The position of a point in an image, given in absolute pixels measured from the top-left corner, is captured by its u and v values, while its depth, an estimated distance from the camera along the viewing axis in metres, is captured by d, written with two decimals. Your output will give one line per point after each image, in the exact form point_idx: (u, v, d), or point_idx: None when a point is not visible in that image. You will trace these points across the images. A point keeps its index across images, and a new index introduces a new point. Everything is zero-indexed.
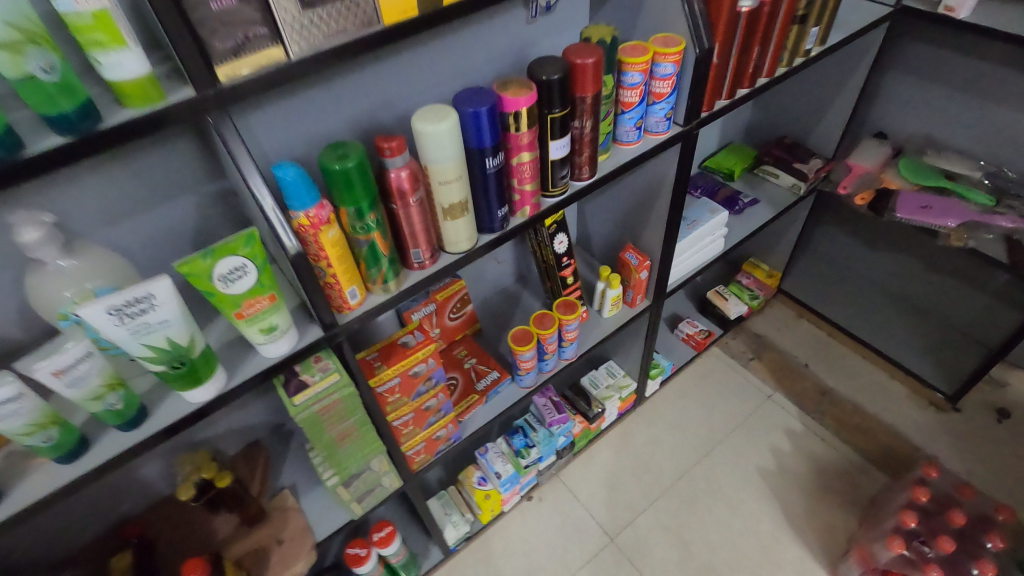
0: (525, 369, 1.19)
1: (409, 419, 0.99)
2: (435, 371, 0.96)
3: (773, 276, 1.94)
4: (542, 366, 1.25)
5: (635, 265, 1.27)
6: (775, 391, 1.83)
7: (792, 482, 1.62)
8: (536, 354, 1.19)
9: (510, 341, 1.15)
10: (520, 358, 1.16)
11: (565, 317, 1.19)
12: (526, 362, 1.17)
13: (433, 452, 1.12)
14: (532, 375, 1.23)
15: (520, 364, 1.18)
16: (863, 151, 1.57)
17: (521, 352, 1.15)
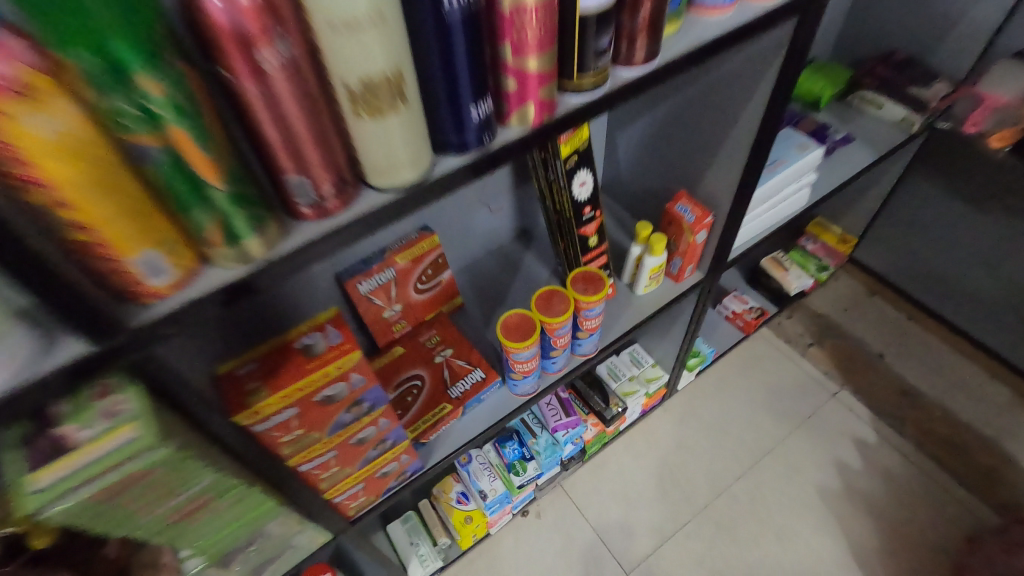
0: (521, 372, 0.81)
1: (329, 459, 0.62)
2: (366, 391, 0.57)
3: (845, 241, 1.53)
4: (546, 365, 0.87)
5: (690, 223, 0.86)
6: (840, 388, 1.44)
7: (862, 509, 1.26)
8: (538, 353, 0.80)
9: (500, 333, 0.76)
10: (514, 358, 0.78)
11: (584, 300, 0.78)
12: (524, 363, 0.79)
13: (378, 491, 0.75)
14: (532, 379, 0.85)
15: (515, 366, 0.80)
16: (1003, 71, 1.04)
17: (515, 352, 0.76)
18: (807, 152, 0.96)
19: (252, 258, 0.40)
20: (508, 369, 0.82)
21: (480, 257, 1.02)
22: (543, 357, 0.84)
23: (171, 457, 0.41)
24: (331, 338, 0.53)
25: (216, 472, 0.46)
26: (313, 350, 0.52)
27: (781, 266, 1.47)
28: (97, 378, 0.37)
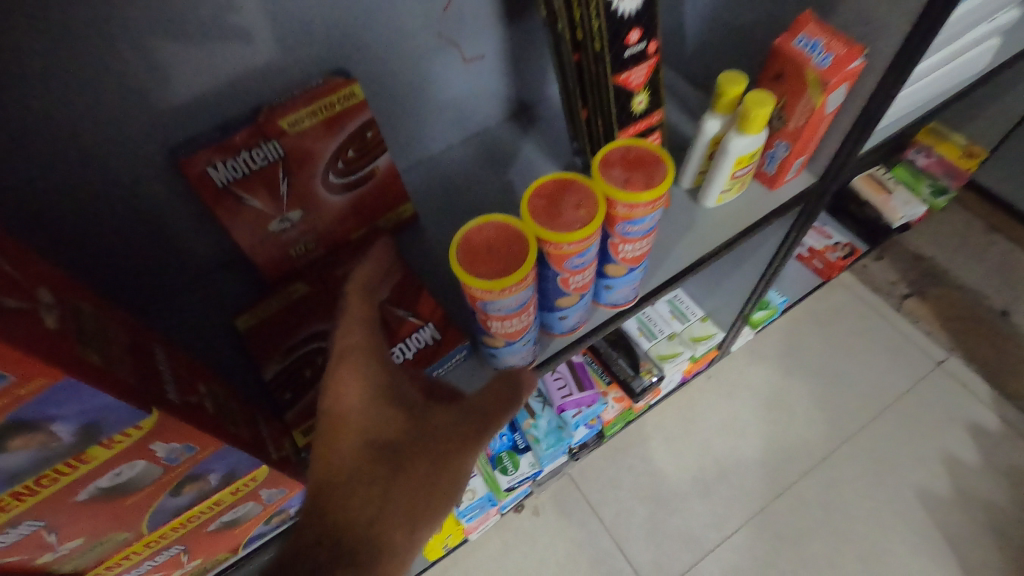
0: (502, 335, 0.45)
1: (24, 537, 0.27)
2: (10, 410, 0.21)
3: (972, 156, 1.10)
4: (546, 321, 0.50)
5: (824, 69, 0.47)
6: (948, 355, 1.07)
7: (979, 522, 0.92)
8: (532, 300, 0.43)
9: (455, 260, 0.38)
10: (485, 311, 0.41)
11: (618, 205, 0.41)
12: (507, 320, 0.42)
13: (229, 547, 0.42)
14: (519, 348, 0.48)
15: (488, 323, 0.43)
16: None
17: (488, 300, 0.39)
18: None
19: None
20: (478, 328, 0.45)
21: (449, 146, 0.64)
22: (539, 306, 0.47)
23: None
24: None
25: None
26: None
27: (882, 186, 1.08)
28: None
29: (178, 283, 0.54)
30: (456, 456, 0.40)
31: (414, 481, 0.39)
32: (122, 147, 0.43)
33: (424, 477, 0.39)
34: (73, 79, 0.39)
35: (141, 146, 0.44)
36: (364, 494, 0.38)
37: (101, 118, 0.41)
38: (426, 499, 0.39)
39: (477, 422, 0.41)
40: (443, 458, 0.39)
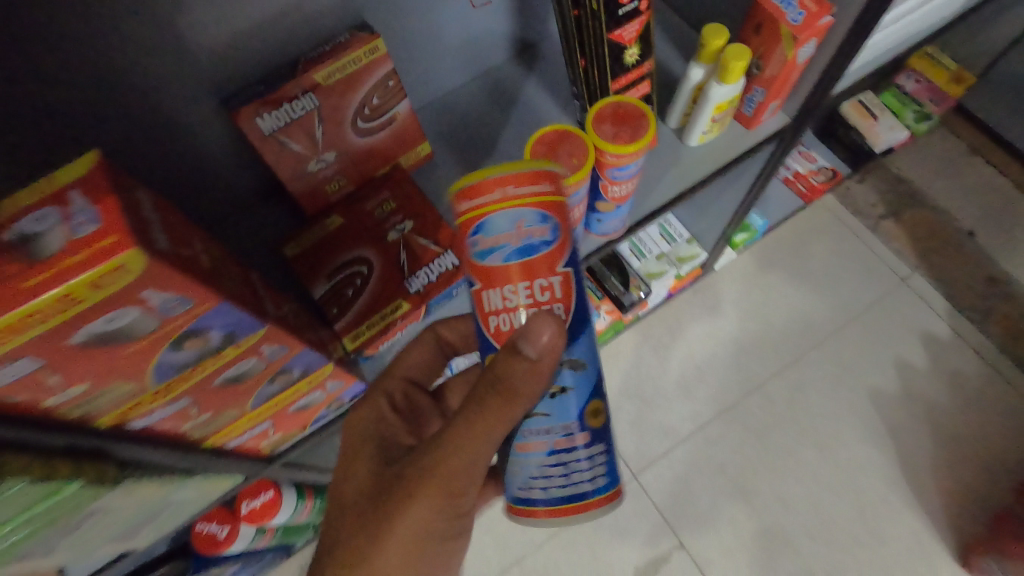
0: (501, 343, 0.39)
1: (180, 409, 0.38)
2: (192, 323, 0.30)
3: (960, 81, 1.13)
4: (585, 400, 0.41)
5: (794, 25, 0.53)
6: (914, 271, 1.17)
7: (920, 416, 1.06)
8: (540, 284, 0.38)
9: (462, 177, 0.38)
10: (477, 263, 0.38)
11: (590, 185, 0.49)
12: (494, 292, 0.39)
13: (302, 424, 0.54)
14: (575, 400, 0.40)
15: (476, 290, 0.39)
16: None
17: (469, 222, 0.38)
18: None
19: None
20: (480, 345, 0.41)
21: (457, 85, 0.70)
22: (595, 369, 0.42)
23: None
24: (77, 223, 0.25)
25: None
26: (40, 248, 0.25)
27: (868, 113, 1.13)
28: None
29: (226, 215, 0.63)
30: (460, 451, 0.38)
31: (420, 488, 0.38)
32: (179, 103, 0.51)
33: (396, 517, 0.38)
34: (144, 44, 0.45)
35: (196, 102, 0.52)
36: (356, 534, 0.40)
37: (164, 73, 0.48)
38: (441, 497, 0.38)
39: (484, 407, 0.37)
40: (445, 458, 0.38)
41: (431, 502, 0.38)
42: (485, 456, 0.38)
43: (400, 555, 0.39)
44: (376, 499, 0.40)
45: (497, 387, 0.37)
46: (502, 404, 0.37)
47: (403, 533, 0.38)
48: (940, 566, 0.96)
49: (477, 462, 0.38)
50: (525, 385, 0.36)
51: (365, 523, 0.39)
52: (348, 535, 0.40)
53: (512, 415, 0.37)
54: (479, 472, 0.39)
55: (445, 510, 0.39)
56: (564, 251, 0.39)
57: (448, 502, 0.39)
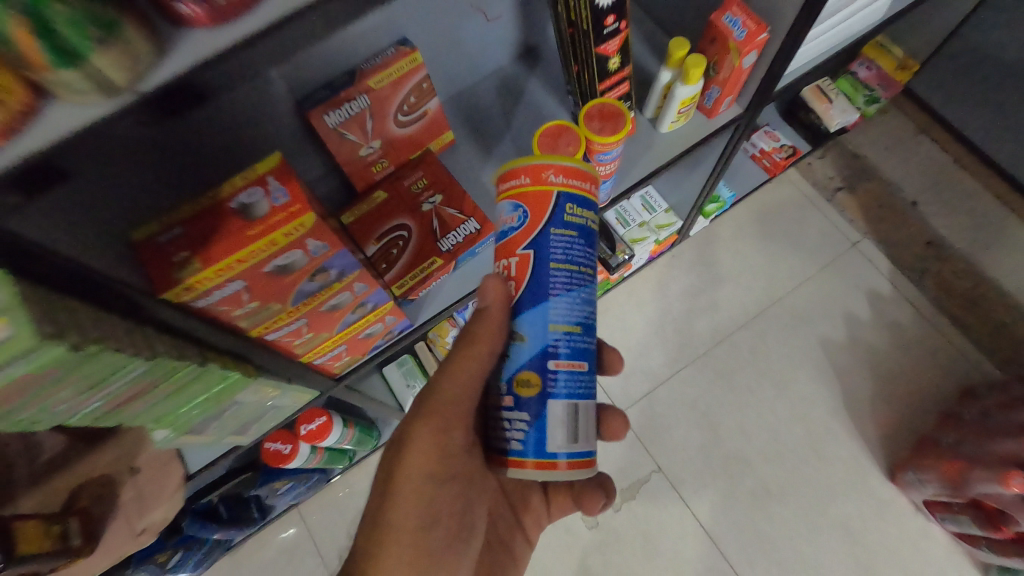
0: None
1: (298, 327, 0.54)
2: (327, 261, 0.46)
3: (905, 68, 1.28)
4: (519, 367, 0.48)
5: (739, 41, 0.68)
6: (864, 236, 1.34)
7: (863, 359, 1.24)
8: (506, 261, 0.49)
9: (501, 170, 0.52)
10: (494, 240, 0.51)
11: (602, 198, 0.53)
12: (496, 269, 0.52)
13: (364, 350, 0.71)
14: (512, 367, 0.48)
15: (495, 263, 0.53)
16: None
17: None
18: None
19: (117, 88, 0.26)
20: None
21: (473, 83, 0.85)
22: (540, 347, 0.47)
23: (62, 352, 0.31)
24: (275, 197, 0.41)
25: (115, 351, 0.35)
26: (253, 212, 0.41)
27: (825, 97, 1.27)
28: None
29: None
30: (444, 388, 0.54)
31: (422, 421, 0.55)
32: (266, 106, 0.66)
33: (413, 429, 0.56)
34: None
35: (277, 105, 0.67)
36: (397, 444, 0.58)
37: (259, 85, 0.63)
38: (436, 423, 0.55)
39: (469, 359, 0.51)
40: (434, 397, 0.55)
41: (430, 428, 0.55)
42: (463, 392, 0.53)
43: (415, 469, 0.55)
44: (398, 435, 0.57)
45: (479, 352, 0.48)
46: (472, 347, 0.50)
47: (414, 453, 0.55)
48: (873, 480, 1.16)
49: (460, 396, 0.53)
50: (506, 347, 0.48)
51: (392, 452, 0.56)
52: (385, 463, 0.57)
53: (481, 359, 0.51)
54: (463, 404, 0.54)
55: (441, 433, 0.55)
56: (525, 237, 0.47)
57: (441, 427, 0.55)
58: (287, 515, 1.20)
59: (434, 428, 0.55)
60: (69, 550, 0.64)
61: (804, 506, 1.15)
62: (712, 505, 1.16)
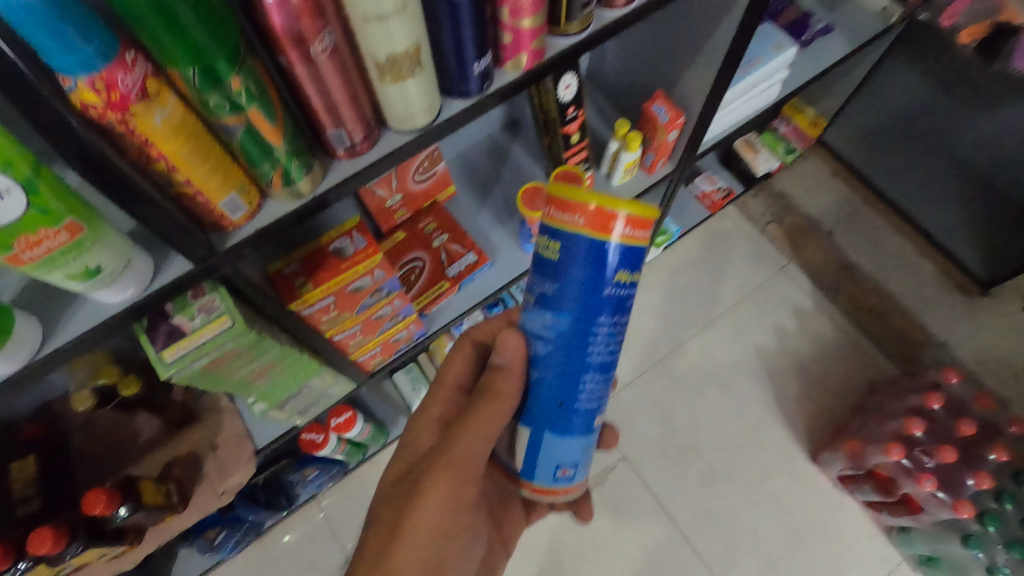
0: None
1: (356, 331, 0.76)
2: (385, 283, 0.71)
3: (815, 125, 1.61)
4: None
5: (664, 123, 0.95)
6: (789, 261, 1.62)
7: (789, 363, 1.50)
8: None
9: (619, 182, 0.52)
10: None
11: (587, 221, 0.47)
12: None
13: (391, 352, 0.93)
14: None
15: None
16: None
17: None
18: (781, 53, 1.03)
19: (303, 194, 0.50)
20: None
21: (468, 148, 1.11)
22: None
23: (253, 337, 0.55)
24: (358, 244, 0.67)
25: (272, 339, 0.59)
26: (344, 253, 0.66)
27: (752, 148, 1.56)
28: (197, 283, 0.50)
29: None
30: (465, 435, 0.58)
31: (442, 469, 0.58)
32: None
33: (422, 481, 0.58)
34: None
35: None
36: (397, 497, 0.59)
37: None
38: (456, 471, 0.58)
39: (481, 410, 0.58)
40: (457, 446, 0.58)
41: (450, 479, 0.58)
42: (484, 440, 0.58)
43: (430, 517, 0.57)
44: (411, 479, 0.60)
45: (489, 391, 0.58)
46: (493, 400, 0.57)
47: (432, 500, 0.57)
48: (799, 462, 1.40)
49: (476, 443, 0.58)
50: (503, 383, 0.57)
51: (403, 496, 0.59)
52: (393, 508, 0.59)
53: (501, 409, 0.58)
54: (480, 455, 0.59)
55: (457, 486, 0.58)
56: None
57: (460, 480, 0.58)
58: (309, 505, 1.39)
59: (451, 480, 0.58)
60: (167, 505, 0.84)
61: (742, 484, 1.39)
62: (669, 485, 1.39)
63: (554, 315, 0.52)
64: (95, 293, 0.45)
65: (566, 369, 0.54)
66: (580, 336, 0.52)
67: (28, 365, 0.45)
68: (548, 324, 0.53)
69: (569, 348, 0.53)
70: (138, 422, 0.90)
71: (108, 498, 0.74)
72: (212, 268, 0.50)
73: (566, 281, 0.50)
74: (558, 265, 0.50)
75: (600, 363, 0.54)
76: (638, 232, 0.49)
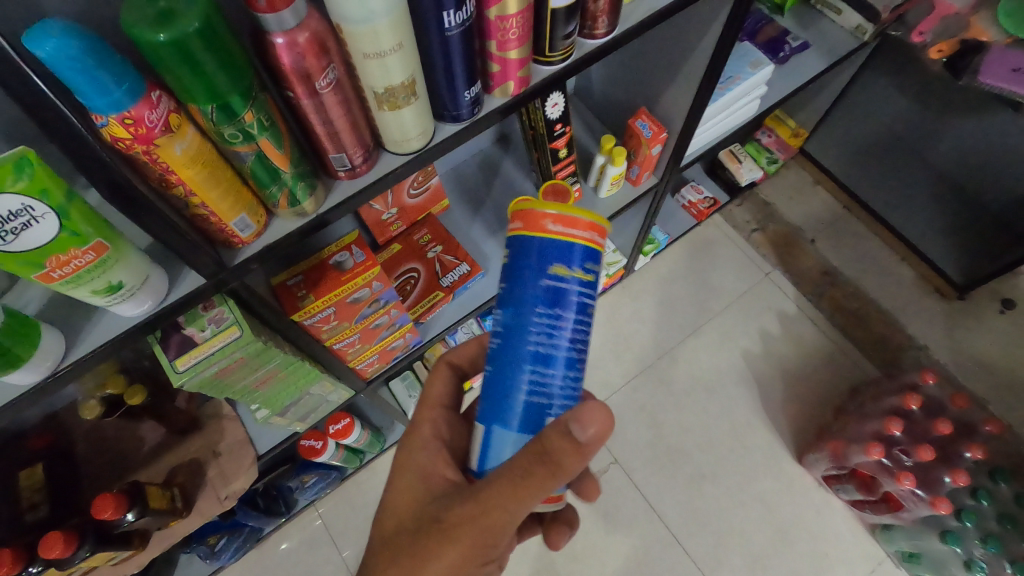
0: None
1: (355, 339, 0.80)
2: (382, 293, 0.75)
3: (797, 136, 1.64)
4: None
5: (648, 137, 0.99)
6: (774, 267, 1.67)
7: (775, 366, 1.55)
8: None
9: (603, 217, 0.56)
10: None
11: (525, 223, 0.54)
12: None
13: (389, 359, 0.97)
14: None
15: None
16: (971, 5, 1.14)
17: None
18: (758, 71, 1.08)
19: (307, 213, 0.54)
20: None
21: (460, 162, 1.15)
22: None
23: (259, 346, 0.59)
24: (357, 257, 0.71)
25: (277, 349, 0.62)
26: (344, 266, 0.70)
27: (736, 159, 1.60)
28: (208, 297, 0.54)
29: None
30: (502, 503, 0.52)
31: (471, 527, 0.54)
32: None
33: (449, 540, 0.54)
34: None
35: None
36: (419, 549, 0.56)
37: None
38: (483, 532, 0.54)
39: (533, 478, 0.51)
40: (497, 512, 0.53)
41: (477, 540, 0.54)
42: (525, 512, 0.53)
43: (446, 569, 0.54)
44: (437, 525, 0.55)
45: (546, 457, 0.51)
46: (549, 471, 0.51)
47: (449, 555, 0.54)
48: (785, 463, 1.44)
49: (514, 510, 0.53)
50: (567, 457, 0.51)
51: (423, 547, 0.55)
52: (408, 551, 0.56)
53: (555, 483, 0.52)
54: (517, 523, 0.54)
55: (485, 542, 0.54)
56: None
57: (484, 543, 0.54)
58: (307, 511, 1.42)
59: (477, 538, 0.54)
60: (173, 510, 0.87)
61: (730, 485, 1.43)
62: (659, 487, 1.43)
63: (502, 311, 0.56)
64: (115, 307, 0.48)
65: (503, 359, 0.55)
66: (518, 326, 0.55)
67: (52, 375, 0.49)
68: (498, 321, 0.57)
69: (515, 341, 0.55)
70: (143, 429, 0.93)
71: (117, 502, 0.77)
72: (223, 284, 0.53)
73: (510, 278, 0.56)
74: (507, 266, 0.56)
75: (534, 356, 0.54)
76: (569, 229, 0.53)
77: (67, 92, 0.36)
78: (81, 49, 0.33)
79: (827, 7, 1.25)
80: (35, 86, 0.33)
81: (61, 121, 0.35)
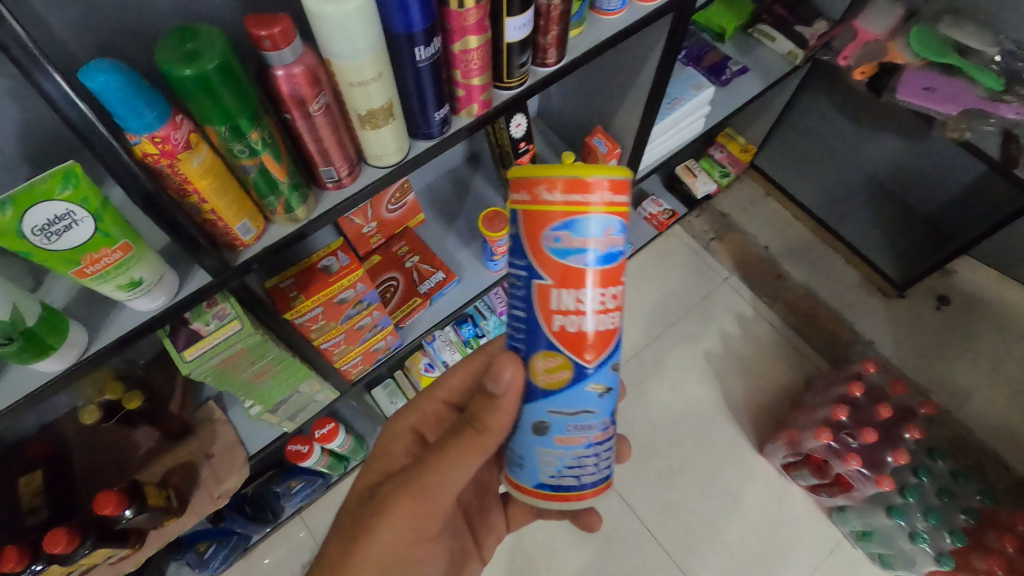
0: (566, 334, 0.56)
1: (340, 339, 0.87)
2: (365, 294, 0.82)
3: (746, 150, 1.77)
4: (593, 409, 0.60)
5: (604, 153, 1.08)
6: (732, 273, 1.78)
7: (735, 364, 1.65)
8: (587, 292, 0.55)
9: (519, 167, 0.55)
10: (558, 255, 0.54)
11: None
12: (575, 295, 0.55)
13: (371, 361, 1.04)
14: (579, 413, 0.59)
15: (545, 269, 0.54)
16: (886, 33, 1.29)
17: (571, 213, 0.52)
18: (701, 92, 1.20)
19: (299, 219, 0.62)
20: (531, 316, 0.57)
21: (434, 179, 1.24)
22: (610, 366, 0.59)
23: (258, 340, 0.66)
24: (342, 262, 0.78)
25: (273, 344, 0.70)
26: (331, 269, 0.78)
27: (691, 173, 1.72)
28: (209, 295, 0.61)
29: None
30: (438, 468, 0.62)
31: (402, 495, 0.62)
32: None
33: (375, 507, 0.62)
34: None
35: None
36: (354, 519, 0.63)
37: None
38: (419, 503, 0.62)
39: (461, 433, 0.63)
40: (429, 477, 0.62)
41: (410, 507, 0.61)
42: (453, 475, 0.62)
43: (402, 533, 0.61)
44: (373, 501, 0.63)
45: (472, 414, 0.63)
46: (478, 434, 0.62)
47: (405, 509, 0.61)
48: (749, 455, 1.54)
49: (445, 480, 0.62)
50: (485, 414, 0.61)
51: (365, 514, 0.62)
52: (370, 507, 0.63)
53: (484, 443, 0.62)
54: (446, 488, 0.62)
55: (417, 510, 0.62)
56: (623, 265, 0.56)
57: (423, 510, 0.62)
58: (292, 522, 1.46)
59: (411, 508, 0.61)
60: (167, 508, 0.92)
61: (698, 479, 1.51)
62: (631, 483, 1.51)
63: None
64: (132, 302, 0.56)
65: None
66: None
67: (76, 364, 0.55)
68: None
69: None
70: (136, 436, 0.98)
71: (117, 499, 0.82)
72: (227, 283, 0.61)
73: None
74: None
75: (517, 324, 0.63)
76: None
77: (108, 118, 0.43)
78: (123, 81, 0.41)
79: (763, 35, 1.38)
80: (85, 111, 0.41)
81: (103, 137, 0.43)
